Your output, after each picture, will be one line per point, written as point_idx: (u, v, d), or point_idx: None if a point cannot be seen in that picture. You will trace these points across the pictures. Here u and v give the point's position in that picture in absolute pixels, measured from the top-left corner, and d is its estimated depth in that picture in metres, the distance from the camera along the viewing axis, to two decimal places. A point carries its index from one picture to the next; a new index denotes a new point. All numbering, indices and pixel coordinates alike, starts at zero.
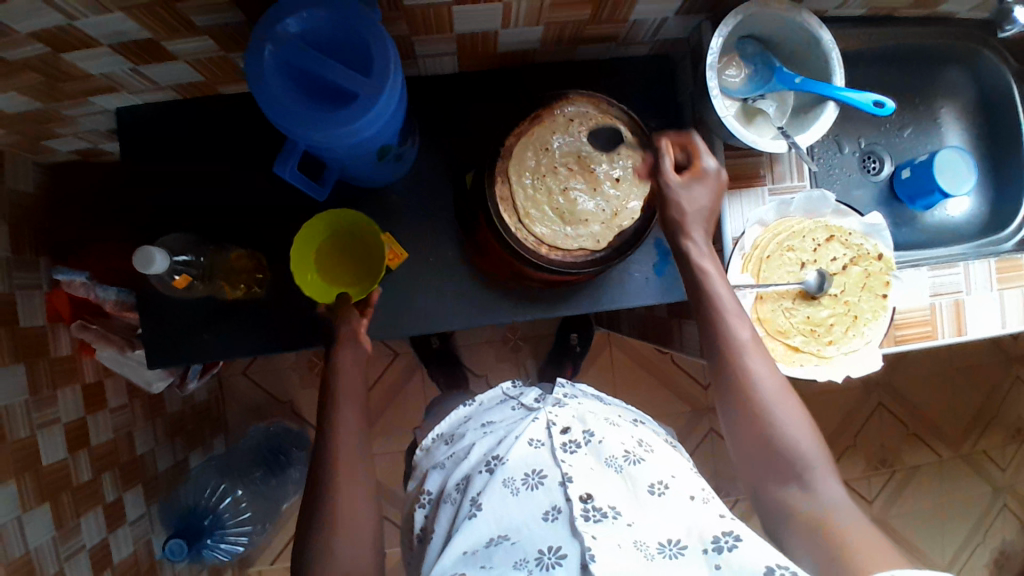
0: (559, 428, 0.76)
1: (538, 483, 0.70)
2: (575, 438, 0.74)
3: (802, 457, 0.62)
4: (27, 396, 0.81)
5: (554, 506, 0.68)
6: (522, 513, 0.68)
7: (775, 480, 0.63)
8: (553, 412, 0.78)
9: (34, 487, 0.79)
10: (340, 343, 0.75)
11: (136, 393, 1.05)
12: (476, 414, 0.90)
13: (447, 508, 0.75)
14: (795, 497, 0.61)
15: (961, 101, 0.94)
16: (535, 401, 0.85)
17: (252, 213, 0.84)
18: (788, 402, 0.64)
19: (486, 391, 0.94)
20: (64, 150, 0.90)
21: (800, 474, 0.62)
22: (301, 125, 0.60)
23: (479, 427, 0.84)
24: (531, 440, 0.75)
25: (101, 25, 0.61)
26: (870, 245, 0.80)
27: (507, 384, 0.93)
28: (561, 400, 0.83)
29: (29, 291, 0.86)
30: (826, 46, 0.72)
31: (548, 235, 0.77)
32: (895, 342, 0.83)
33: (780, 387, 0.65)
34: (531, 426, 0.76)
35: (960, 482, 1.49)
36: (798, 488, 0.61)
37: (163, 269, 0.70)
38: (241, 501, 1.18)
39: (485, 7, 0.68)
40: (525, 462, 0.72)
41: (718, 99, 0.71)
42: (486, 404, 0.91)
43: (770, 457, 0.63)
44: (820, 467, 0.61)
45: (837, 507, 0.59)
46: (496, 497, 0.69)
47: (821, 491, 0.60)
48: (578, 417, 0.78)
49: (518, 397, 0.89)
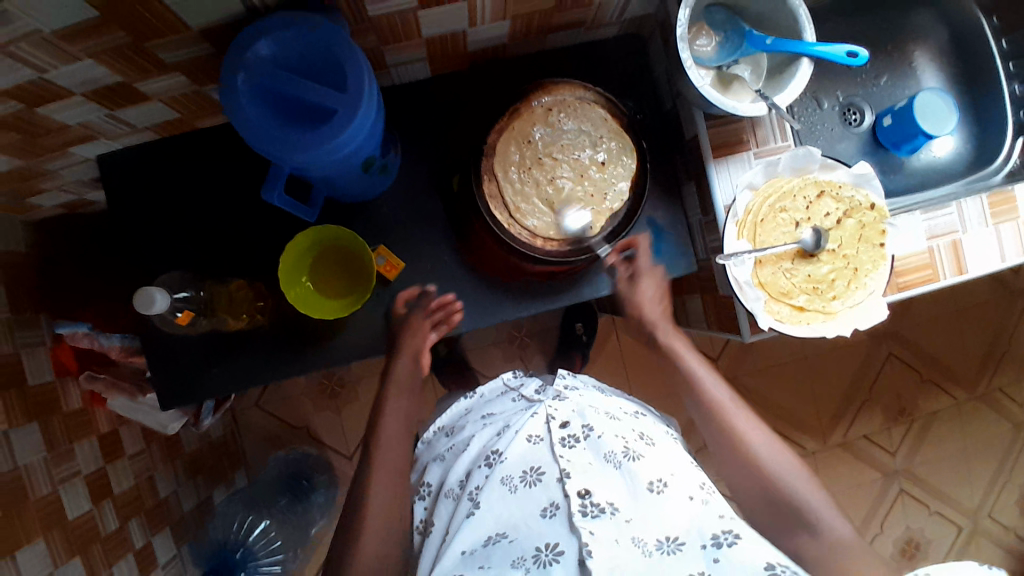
0: (557, 422, 0.77)
1: (536, 479, 0.72)
2: (574, 432, 0.76)
3: (807, 506, 0.73)
4: (45, 453, 0.81)
5: (552, 502, 0.70)
6: (520, 511, 0.70)
7: (785, 532, 0.73)
8: (553, 406, 0.79)
9: (63, 542, 0.79)
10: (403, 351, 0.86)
11: (153, 437, 1.05)
12: (477, 406, 0.93)
13: (447, 504, 0.78)
14: (805, 543, 0.71)
15: (932, 42, 0.94)
16: (536, 392, 0.87)
17: (245, 243, 0.84)
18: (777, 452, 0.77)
19: (488, 383, 0.97)
20: (50, 205, 0.90)
21: (807, 522, 0.72)
22: (282, 149, 0.60)
23: (479, 420, 0.87)
24: (530, 435, 0.77)
25: (71, 73, 0.61)
26: (861, 196, 0.79)
27: (508, 376, 0.95)
28: (562, 393, 0.83)
29: (34, 347, 0.87)
30: (792, 3, 0.72)
31: (541, 227, 0.77)
32: (898, 290, 0.83)
33: (766, 439, 0.78)
34: (529, 422, 0.78)
35: (979, 423, 1.49)
36: (806, 534, 0.71)
37: (164, 308, 0.69)
38: (271, 531, 1.22)
39: (449, 9, 0.68)
40: (523, 459, 0.74)
41: (692, 69, 0.72)
42: (487, 396, 0.94)
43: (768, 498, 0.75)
44: (824, 514, 0.72)
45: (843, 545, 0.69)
46: (495, 496, 0.71)
47: (825, 533, 0.71)
48: (578, 410, 0.79)
49: (518, 388, 0.91)
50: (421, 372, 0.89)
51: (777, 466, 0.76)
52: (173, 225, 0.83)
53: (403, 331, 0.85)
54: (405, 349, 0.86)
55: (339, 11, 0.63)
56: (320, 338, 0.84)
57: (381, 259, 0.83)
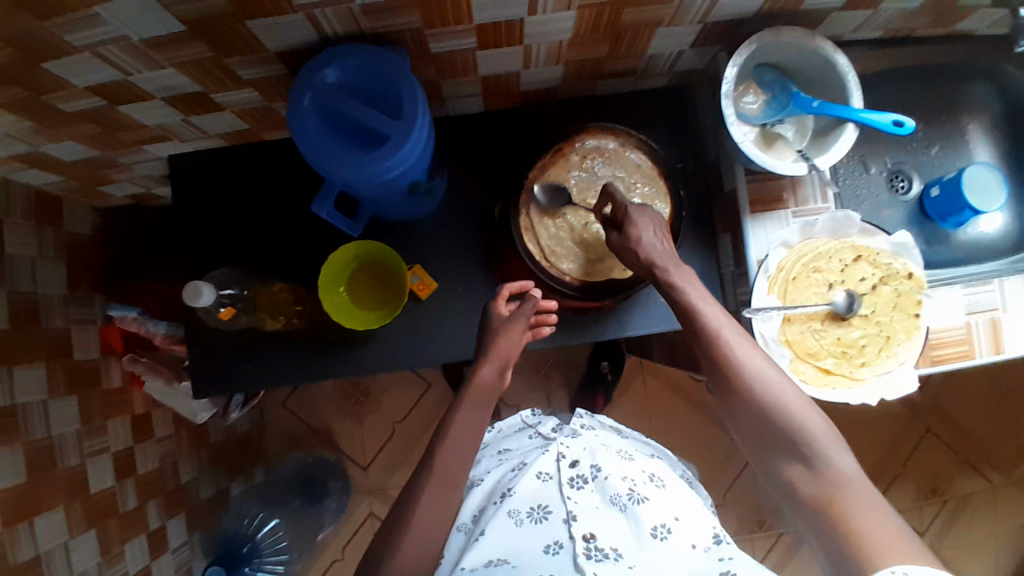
0: (568, 461, 0.81)
1: (542, 517, 0.74)
2: (582, 473, 0.79)
3: (808, 435, 0.62)
4: (79, 426, 0.86)
5: (556, 541, 0.71)
6: (523, 543, 0.71)
7: (775, 457, 0.63)
8: (564, 445, 0.83)
9: (83, 512, 0.83)
10: (487, 359, 0.78)
11: (181, 423, 1.09)
12: (495, 440, 0.96)
13: (457, 537, 0.79)
14: (798, 475, 0.62)
15: (989, 118, 0.93)
16: (553, 430, 0.91)
17: (291, 250, 0.88)
18: (789, 393, 0.64)
19: (506, 419, 1.01)
20: (118, 195, 0.98)
21: (807, 454, 0.61)
22: (337, 166, 0.64)
23: (495, 455, 0.91)
24: (540, 473, 0.79)
25: (154, 78, 0.67)
26: (899, 264, 0.79)
27: (527, 413, 0.99)
28: (577, 430, 0.88)
29: (84, 325, 0.93)
30: (841, 70, 0.73)
31: (575, 268, 0.81)
32: (931, 362, 0.81)
33: (769, 373, 0.65)
34: (541, 459, 0.81)
35: (1016, 512, 1.41)
36: (800, 466, 0.62)
37: (210, 301, 0.73)
38: (279, 530, 1.23)
39: (507, 50, 0.72)
40: (532, 496, 0.76)
41: (734, 126, 0.74)
42: (506, 430, 0.98)
43: (767, 436, 0.64)
44: (826, 444, 0.61)
45: (846, 482, 0.59)
46: (500, 527, 0.73)
47: (826, 469, 0.60)
48: (589, 449, 0.83)
49: (536, 425, 0.94)
50: (501, 386, 0.79)
51: (782, 397, 0.63)
52: (229, 227, 0.88)
53: (493, 332, 0.79)
54: (494, 352, 0.78)
55: (403, 43, 0.66)
56: (348, 347, 0.87)
57: (416, 277, 0.86)
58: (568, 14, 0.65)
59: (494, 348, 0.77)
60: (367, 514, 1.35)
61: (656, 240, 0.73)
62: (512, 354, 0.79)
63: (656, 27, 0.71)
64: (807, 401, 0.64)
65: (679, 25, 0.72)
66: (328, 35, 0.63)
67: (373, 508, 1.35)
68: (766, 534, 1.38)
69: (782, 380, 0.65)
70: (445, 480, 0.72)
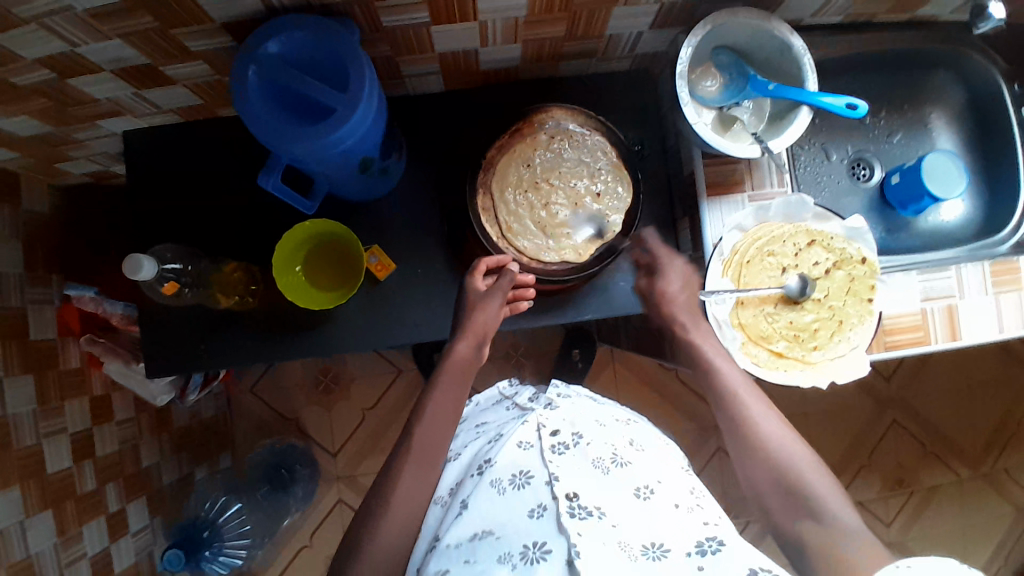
0: (548, 431, 0.79)
1: (525, 482, 0.73)
2: (564, 440, 0.78)
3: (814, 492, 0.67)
4: (35, 406, 0.85)
5: (540, 504, 0.71)
6: (507, 513, 0.71)
7: (786, 514, 0.68)
8: (543, 416, 0.82)
9: (38, 493, 0.83)
10: (466, 335, 0.78)
11: (143, 407, 1.08)
12: (473, 414, 0.97)
13: (435, 511, 0.79)
14: (809, 529, 0.65)
15: (951, 106, 0.93)
16: (528, 401, 0.90)
17: (249, 229, 0.88)
18: (798, 451, 0.71)
19: (484, 392, 1.02)
20: (77, 172, 0.96)
21: (812, 506, 0.66)
22: (282, 140, 0.63)
23: (472, 429, 0.91)
24: (521, 442, 0.78)
25: (100, 51, 0.65)
26: (853, 249, 0.79)
27: (504, 385, 1.00)
28: (553, 401, 0.87)
29: (41, 305, 0.92)
30: (797, 53, 0.74)
31: (531, 248, 0.81)
32: (885, 347, 0.81)
33: (784, 435, 0.72)
34: (521, 429, 0.79)
35: (981, 502, 1.43)
36: (809, 520, 0.66)
37: (150, 275, 0.72)
38: (243, 513, 1.23)
39: (461, 27, 0.71)
40: (514, 463, 0.75)
41: (689, 107, 0.73)
42: (483, 404, 0.99)
43: (781, 491, 0.69)
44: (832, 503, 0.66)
45: (854, 536, 0.62)
46: (483, 497, 0.72)
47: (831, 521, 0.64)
48: (568, 419, 0.82)
49: (512, 397, 0.95)
50: (478, 362, 0.79)
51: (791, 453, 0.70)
52: (186, 205, 0.87)
53: (464, 311, 0.79)
54: (470, 330, 0.78)
55: (353, 17, 0.66)
56: (306, 327, 0.86)
57: (374, 258, 0.86)
58: None
59: (470, 325, 0.77)
60: (336, 501, 1.35)
61: (664, 255, 0.85)
62: (489, 330, 0.78)
63: (612, 7, 0.71)
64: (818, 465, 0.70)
65: (635, 5, 0.71)
66: (274, 6, 0.63)
67: (343, 495, 1.35)
68: (735, 523, 1.39)
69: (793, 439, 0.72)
70: (399, 461, 0.71)
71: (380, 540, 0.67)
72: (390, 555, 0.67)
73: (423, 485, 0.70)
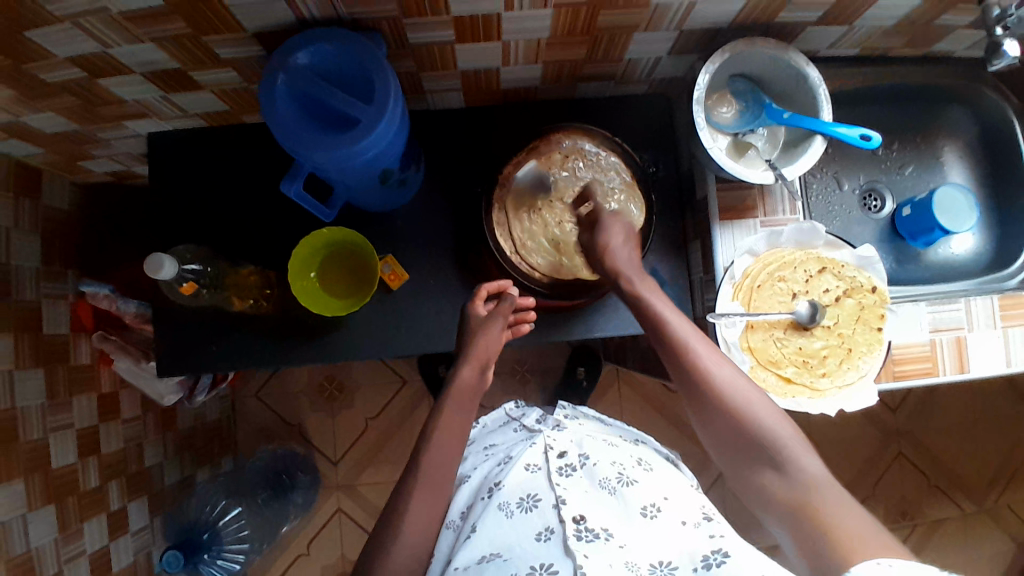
0: (555, 452, 0.80)
1: (533, 506, 0.74)
2: (571, 462, 0.79)
3: (777, 442, 0.64)
4: (44, 400, 0.86)
5: (547, 527, 0.71)
6: (515, 534, 0.71)
7: (751, 468, 0.65)
8: (551, 437, 0.83)
9: (42, 487, 0.83)
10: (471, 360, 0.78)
11: (150, 406, 1.08)
12: (480, 435, 0.98)
13: (447, 534, 0.78)
14: (772, 482, 0.63)
15: (962, 141, 0.94)
16: (536, 422, 0.91)
17: (267, 235, 0.89)
18: (759, 402, 0.66)
19: (491, 414, 1.02)
20: (99, 171, 0.98)
21: (777, 458, 0.63)
22: (306, 146, 0.65)
23: (481, 450, 0.91)
24: (528, 465, 0.79)
25: (133, 54, 0.67)
26: (863, 277, 0.80)
27: (511, 406, 1.00)
28: (561, 422, 0.88)
29: (57, 300, 0.93)
30: (813, 83, 0.75)
31: (543, 265, 0.83)
32: (893, 377, 0.81)
33: (743, 387, 0.67)
34: (529, 452, 0.80)
35: (984, 539, 1.41)
36: (774, 474, 0.63)
37: (170, 275, 0.73)
38: (242, 518, 1.23)
39: (484, 45, 0.72)
40: (522, 486, 0.76)
41: (705, 131, 0.74)
42: (490, 425, 0.99)
43: (744, 444, 0.65)
44: (797, 452, 0.63)
45: (820, 485, 0.60)
46: (491, 520, 0.72)
47: (798, 472, 0.62)
48: (576, 441, 0.83)
49: (520, 418, 0.95)
50: (482, 388, 0.79)
51: (748, 402, 0.66)
52: (206, 207, 0.88)
53: (476, 331, 0.79)
54: (474, 355, 0.78)
55: (380, 32, 0.68)
56: (317, 334, 0.87)
57: (387, 267, 0.87)
58: (544, 12, 0.66)
59: (474, 350, 0.77)
60: (336, 510, 1.34)
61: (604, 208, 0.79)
62: (492, 355, 0.79)
63: (633, 32, 0.72)
64: (778, 411, 0.66)
65: (656, 30, 0.73)
66: (306, 19, 0.65)
67: (342, 504, 1.34)
68: None
69: (750, 387, 0.67)
70: None
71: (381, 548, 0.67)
72: (392, 565, 0.67)
73: (423, 494, 0.70)
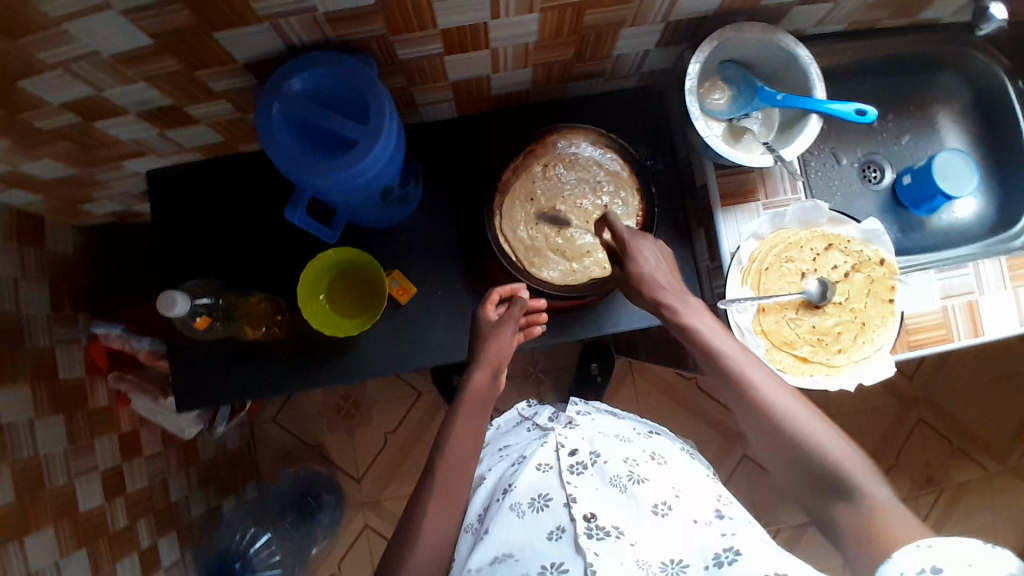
0: (566, 451, 0.80)
1: (544, 506, 0.74)
2: (582, 460, 0.79)
3: (840, 467, 0.57)
4: (66, 445, 0.86)
5: (558, 526, 0.72)
6: (527, 533, 0.71)
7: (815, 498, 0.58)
8: (562, 435, 0.82)
9: (72, 531, 0.83)
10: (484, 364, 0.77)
11: (170, 440, 1.09)
12: (495, 438, 0.98)
13: (466, 538, 0.79)
14: (837, 509, 0.55)
15: (956, 105, 0.94)
16: (548, 420, 0.91)
17: (273, 261, 0.89)
18: (816, 423, 0.60)
19: (506, 414, 1.03)
20: (100, 213, 0.98)
21: (842, 484, 0.56)
22: (307, 172, 0.65)
23: (497, 452, 0.92)
24: (540, 464, 0.78)
25: (125, 94, 0.67)
26: (870, 250, 0.80)
27: (522, 406, 1.01)
28: (573, 418, 0.87)
29: (69, 345, 0.94)
30: (803, 62, 0.75)
31: (557, 274, 0.82)
32: (909, 347, 0.81)
33: (798, 407, 0.61)
34: (540, 451, 0.80)
35: (1012, 498, 1.41)
36: (838, 500, 0.56)
37: (184, 312, 0.74)
38: (272, 544, 1.24)
39: (473, 55, 0.73)
40: (533, 487, 0.76)
41: (700, 120, 0.74)
42: (505, 426, 1.00)
43: (803, 470, 0.58)
44: (862, 476, 0.55)
45: (889, 513, 0.53)
46: (502, 522, 0.73)
47: (863, 499, 0.54)
48: (587, 438, 0.82)
49: (532, 417, 0.95)
50: (496, 391, 0.78)
51: (806, 424, 0.60)
52: (210, 239, 0.89)
53: (487, 336, 0.78)
54: (487, 359, 0.77)
55: (369, 51, 0.68)
56: (330, 355, 0.87)
57: (395, 283, 0.87)
58: (531, 17, 0.66)
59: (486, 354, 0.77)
60: (363, 527, 1.34)
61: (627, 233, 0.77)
62: (504, 358, 0.78)
63: (619, 28, 0.73)
64: (840, 435, 0.59)
65: (642, 24, 0.73)
66: (295, 45, 0.65)
67: (368, 520, 1.35)
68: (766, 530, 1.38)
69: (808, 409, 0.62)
70: (429, 483, 0.71)
71: (415, 563, 0.67)
72: None
73: (451, 506, 0.70)
